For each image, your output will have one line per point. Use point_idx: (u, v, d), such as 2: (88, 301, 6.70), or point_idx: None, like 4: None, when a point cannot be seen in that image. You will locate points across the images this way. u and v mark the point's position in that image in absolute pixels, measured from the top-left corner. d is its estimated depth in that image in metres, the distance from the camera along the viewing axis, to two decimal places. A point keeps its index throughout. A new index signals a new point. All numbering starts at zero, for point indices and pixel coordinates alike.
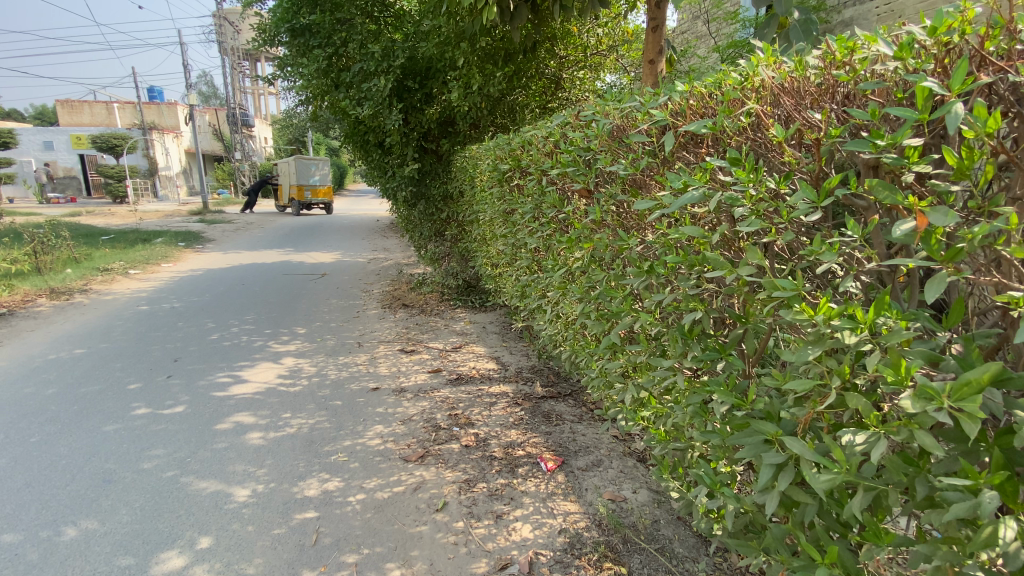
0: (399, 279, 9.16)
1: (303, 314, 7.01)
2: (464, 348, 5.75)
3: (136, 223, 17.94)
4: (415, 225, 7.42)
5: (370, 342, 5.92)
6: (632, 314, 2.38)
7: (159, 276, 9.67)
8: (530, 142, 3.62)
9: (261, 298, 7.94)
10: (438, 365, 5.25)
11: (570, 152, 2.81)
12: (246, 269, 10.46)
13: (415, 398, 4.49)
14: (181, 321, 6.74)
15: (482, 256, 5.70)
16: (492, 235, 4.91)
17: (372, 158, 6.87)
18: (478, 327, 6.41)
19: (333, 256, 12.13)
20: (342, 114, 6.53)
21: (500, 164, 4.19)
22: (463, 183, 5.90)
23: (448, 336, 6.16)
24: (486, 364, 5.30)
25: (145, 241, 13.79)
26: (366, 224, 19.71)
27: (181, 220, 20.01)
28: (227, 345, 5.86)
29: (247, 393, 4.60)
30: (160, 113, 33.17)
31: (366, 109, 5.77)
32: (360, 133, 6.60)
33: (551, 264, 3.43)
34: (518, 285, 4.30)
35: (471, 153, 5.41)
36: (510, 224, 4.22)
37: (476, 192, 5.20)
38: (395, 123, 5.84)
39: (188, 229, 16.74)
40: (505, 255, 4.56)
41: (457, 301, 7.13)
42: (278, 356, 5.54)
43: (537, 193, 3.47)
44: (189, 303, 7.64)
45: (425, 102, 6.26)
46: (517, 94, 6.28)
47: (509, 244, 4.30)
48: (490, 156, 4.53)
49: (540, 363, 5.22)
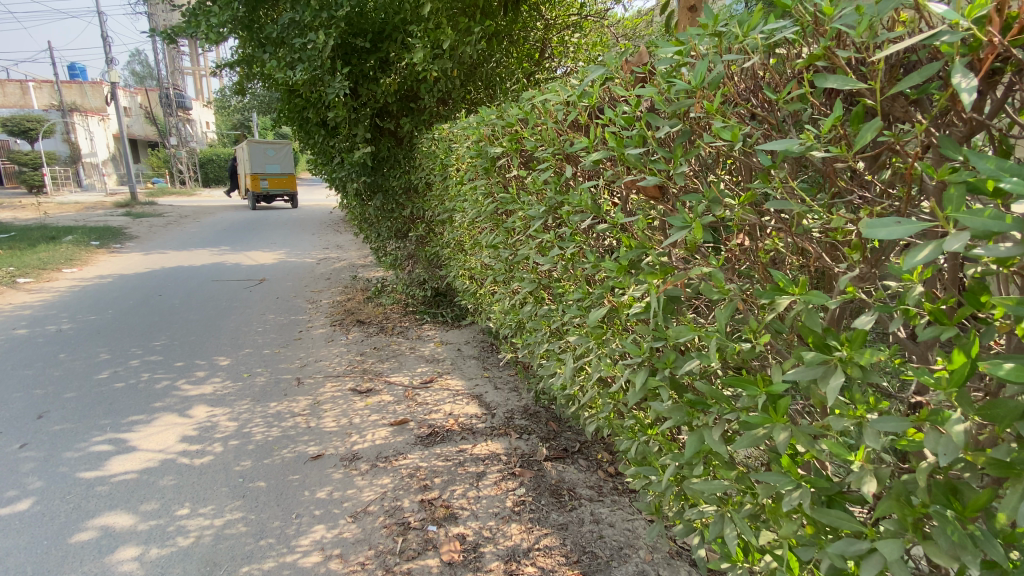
0: (353, 285, 7.78)
1: (230, 338, 5.59)
2: (435, 385, 4.53)
3: (45, 219, 15.51)
4: (371, 223, 6.10)
5: (314, 378, 4.61)
6: (783, 425, 1.25)
7: (55, 287, 7.92)
8: (541, 114, 2.43)
9: (179, 315, 6.42)
10: (404, 412, 4.01)
11: (634, 121, 1.64)
12: (168, 275, 8.78)
13: (371, 471, 3.25)
14: (66, 353, 5.20)
15: (458, 266, 4.47)
16: (475, 244, 3.70)
17: (315, 141, 5.53)
18: (450, 352, 5.26)
19: (276, 256, 10.58)
20: (272, 81, 5.14)
21: (488, 147, 2.99)
22: (431, 172, 4.65)
23: (414, 367, 4.91)
24: (465, 407, 4.12)
25: (50, 240, 11.76)
26: (318, 218, 17.97)
27: (105, 215, 17.62)
28: (120, 389, 4.42)
29: (131, 473, 3.25)
30: (83, 94, 29.84)
31: (300, 73, 4.42)
32: (298, 106, 5.21)
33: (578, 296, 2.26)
34: (514, 314, 3.14)
35: (444, 131, 4.20)
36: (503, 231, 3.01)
37: (450, 184, 3.97)
38: (341, 91, 4.52)
39: (109, 226, 14.59)
40: (494, 272, 3.36)
41: (426, 315, 6.07)
42: (187, 403, 4.16)
43: (554, 189, 2.29)
44: (84, 325, 6.05)
45: (381, 69, 4.95)
46: (496, 62, 5.10)
47: (501, 258, 3.12)
48: (472, 136, 3.29)
49: (535, 406, 4.07)
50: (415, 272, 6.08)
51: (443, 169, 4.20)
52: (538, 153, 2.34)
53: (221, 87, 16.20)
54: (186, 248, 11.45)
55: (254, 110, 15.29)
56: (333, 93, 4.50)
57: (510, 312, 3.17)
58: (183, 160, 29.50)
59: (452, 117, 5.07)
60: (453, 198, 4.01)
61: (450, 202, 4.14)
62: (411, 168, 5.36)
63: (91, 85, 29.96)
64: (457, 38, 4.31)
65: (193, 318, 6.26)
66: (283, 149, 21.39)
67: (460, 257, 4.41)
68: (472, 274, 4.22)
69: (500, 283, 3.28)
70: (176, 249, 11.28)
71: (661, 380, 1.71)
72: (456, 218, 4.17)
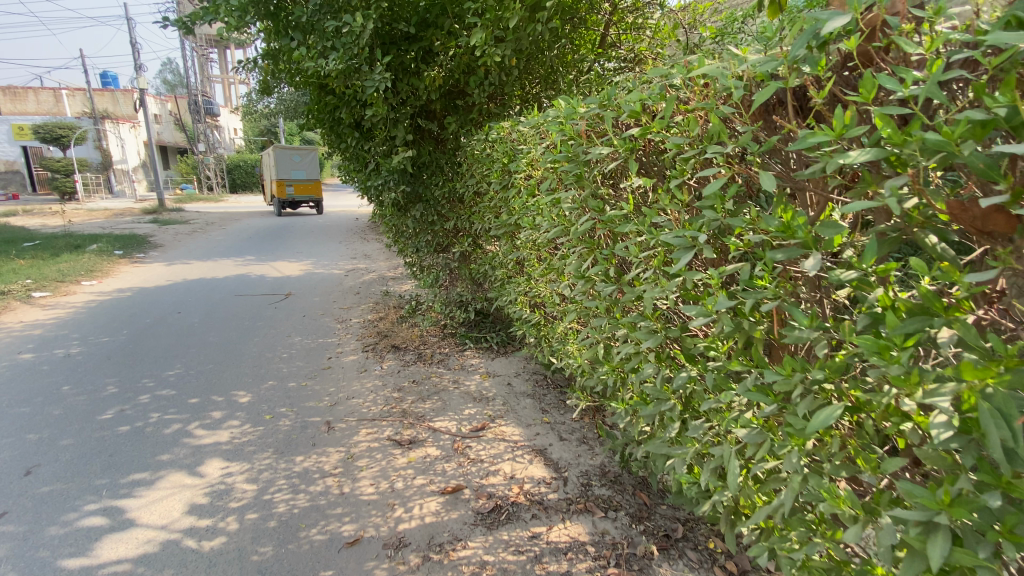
0: (384, 302, 7.10)
1: (253, 366, 4.94)
2: (488, 433, 3.77)
3: (71, 227, 15.24)
4: (408, 237, 5.41)
5: (346, 421, 3.91)
6: None
7: (71, 302, 7.42)
8: (692, 100, 1.69)
9: (198, 337, 5.81)
10: (455, 473, 3.27)
11: (987, 91, 0.93)
12: (189, 289, 8.24)
13: (423, 568, 2.52)
14: (70, 384, 4.62)
15: (517, 291, 3.72)
16: (550, 268, 2.95)
17: (347, 144, 4.88)
18: (501, 387, 4.51)
19: (302, 267, 10.00)
20: (302, 74, 4.50)
21: (584, 146, 2.24)
22: (485, 178, 3.93)
23: (460, 407, 4.16)
24: (529, 466, 3.36)
25: (75, 250, 11.40)
26: (344, 224, 17.46)
27: (130, 222, 17.35)
28: (124, 434, 3.78)
29: (125, 564, 2.58)
30: (115, 102, 30.08)
31: (334, 62, 3.74)
32: (330, 104, 4.54)
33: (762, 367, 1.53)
34: (612, 369, 2.38)
35: (504, 130, 3.48)
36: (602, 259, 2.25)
37: (514, 194, 3.23)
38: (381, 84, 3.83)
39: (135, 233, 14.27)
40: (578, 308, 2.61)
41: (468, 340, 5.36)
42: (200, 455, 3.50)
43: (716, 209, 1.54)
44: (95, 349, 5.48)
45: (424, 59, 4.25)
46: (558, 49, 4.37)
47: (594, 294, 2.38)
48: (554, 134, 2.55)
49: (616, 468, 3.30)
50: (456, 289, 5.40)
51: (502, 176, 3.48)
52: (692, 155, 1.61)
53: (249, 90, 15.77)
54: (210, 258, 10.96)
55: (282, 115, 14.85)
56: (371, 85, 3.83)
57: (604, 365, 2.42)
58: (210, 165, 29.54)
59: (505, 115, 4.34)
60: (518, 211, 3.26)
61: (512, 213, 3.40)
62: (458, 174, 4.65)
63: (123, 92, 30.21)
64: (523, 16, 3.58)
65: (213, 341, 5.65)
66: (308, 154, 21.01)
67: (522, 278, 3.66)
68: (540, 301, 3.47)
69: (589, 324, 2.54)
70: (200, 259, 10.79)
71: (986, 558, 0.98)
72: (519, 237, 3.42)
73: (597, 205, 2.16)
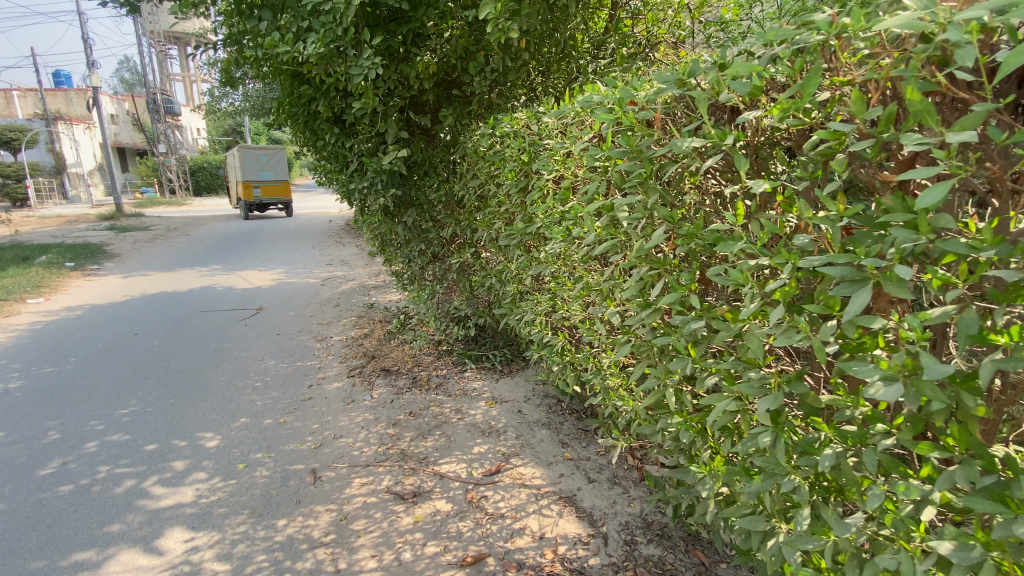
0: (368, 315, 6.47)
1: (222, 400, 4.27)
2: (505, 478, 3.21)
3: (15, 237, 13.94)
4: (396, 245, 4.81)
5: (335, 468, 3.32)
6: None
7: (10, 325, 6.53)
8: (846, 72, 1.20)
9: (159, 364, 5.08)
10: (474, 536, 2.72)
11: None
12: (148, 305, 7.41)
13: None
14: (1, 430, 3.86)
15: (532, 311, 3.18)
16: (586, 288, 2.41)
17: (326, 141, 4.25)
18: (511, 415, 3.98)
19: (274, 276, 9.24)
20: (271, 59, 3.85)
21: (655, 139, 1.71)
22: (493, 179, 3.38)
23: (467, 444, 3.60)
24: (559, 522, 2.83)
25: (18, 263, 10.32)
26: (317, 227, 16.60)
27: (84, 229, 16.09)
28: (65, 496, 3.09)
29: None
30: (66, 101, 28.26)
31: (313, 44, 3.13)
32: (305, 94, 3.90)
33: (969, 449, 1.11)
34: (686, 421, 1.88)
35: (517, 123, 2.95)
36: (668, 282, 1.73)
37: (536, 197, 2.67)
38: (370, 71, 3.22)
39: (89, 242, 13.14)
40: (632, 340, 2.09)
41: (467, 360, 4.81)
42: (158, 524, 2.85)
43: (910, 226, 1.07)
44: (35, 381, 4.70)
45: (414, 43, 3.66)
46: (568, 31, 3.84)
47: (662, 326, 1.88)
48: (600, 125, 2.02)
49: (662, 519, 2.80)
50: (452, 303, 4.84)
51: (516, 176, 2.92)
52: (861, 148, 1.13)
53: (211, 87, 14.77)
54: (173, 268, 10.05)
55: (246, 112, 13.90)
56: (354, 71, 3.23)
57: (675, 415, 1.91)
58: (172, 167, 28.06)
59: (509, 108, 3.80)
60: (540, 217, 2.71)
61: (529, 220, 2.85)
62: (455, 174, 4.08)
63: (75, 90, 28.41)
64: None
65: (176, 368, 4.94)
66: (276, 154, 20.04)
67: (541, 294, 3.12)
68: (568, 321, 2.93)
69: (646, 360, 2.03)
70: (161, 270, 9.88)
71: None
72: (540, 249, 2.88)
73: (675, 217, 1.65)
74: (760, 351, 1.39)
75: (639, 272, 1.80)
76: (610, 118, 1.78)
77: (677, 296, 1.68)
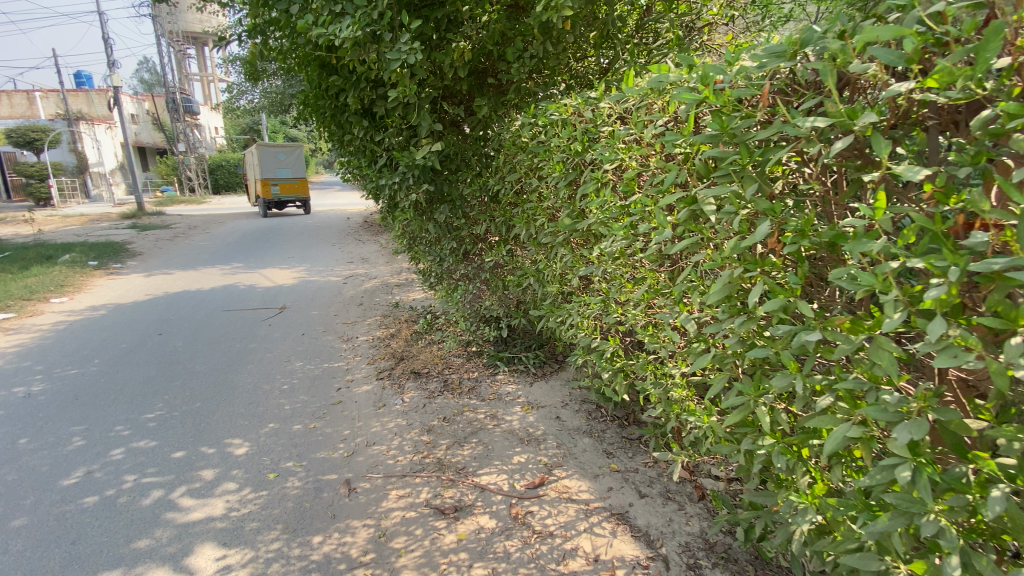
0: (393, 315, 6.29)
1: (249, 404, 4.13)
2: (550, 491, 2.99)
3: (40, 236, 14.08)
4: (426, 243, 4.62)
5: (370, 479, 3.14)
6: None
7: (35, 325, 6.50)
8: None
9: (183, 365, 4.97)
10: (524, 558, 2.52)
11: None
12: (171, 304, 7.34)
13: None
14: (26, 435, 3.76)
15: (579, 313, 2.95)
16: (652, 289, 2.18)
17: (355, 134, 4.07)
18: (550, 421, 3.77)
19: (295, 274, 9.13)
20: (299, 48, 3.68)
21: (754, 121, 1.50)
22: (535, 171, 3.16)
23: (506, 453, 3.39)
24: (613, 542, 2.62)
25: (44, 262, 10.38)
26: (336, 225, 16.51)
27: (108, 227, 16.24)
28: (91, 508, 2.96)
29: None
30: (89, 102, 28.63)
31: (346, 28, 2.94)
32: (335, 85, 3.72)
33: None
34: (782, 441, 1.67)
35: (565, 111, 2.74)
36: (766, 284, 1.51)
37: (591, 191, 2.44)
38: (407, 57, 3.03)
39: (112, 241, 13.20)
40: (712, 349, 1.87)
41: (499, 362, 4.59)
42: (187, 540, 2.70)
43: None
44: (61, 383, 4.62)
45: (450, 29, 3.45)
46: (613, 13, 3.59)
47: (754, 334, 1.66)
48: (678, 106, 1.80)
49: (726, 540, 2.56)
50: (483, 303, 4.62)
51: (565, 168, 2.70)
52: None
53: (230, 84, 14.73)
54: (195, 267, 10.02)
55: (265, 110, 13.84)
56: (389, 57, 3.03)
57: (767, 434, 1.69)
58: (191, 166, 28.27)
59: (549, 97, 3.56)
60: (593, 212, 2.48)
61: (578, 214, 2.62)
62: (489, 168, 3.86)
63: (97, 91, 28.77)
64: None
65: (201, 370, 4.82)
66: (295, 152, 20.02)
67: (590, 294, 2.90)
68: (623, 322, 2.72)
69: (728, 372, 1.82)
70: (183, 269, 9.83)
71: None
72: (592, 247, 2.65)
73: (779, 208, 1.44)
74: (892, 365, 1.22)
75: (728, 275, 1.56)
76: (697, 98, 1.58)
77: (781, 304, 1.46)
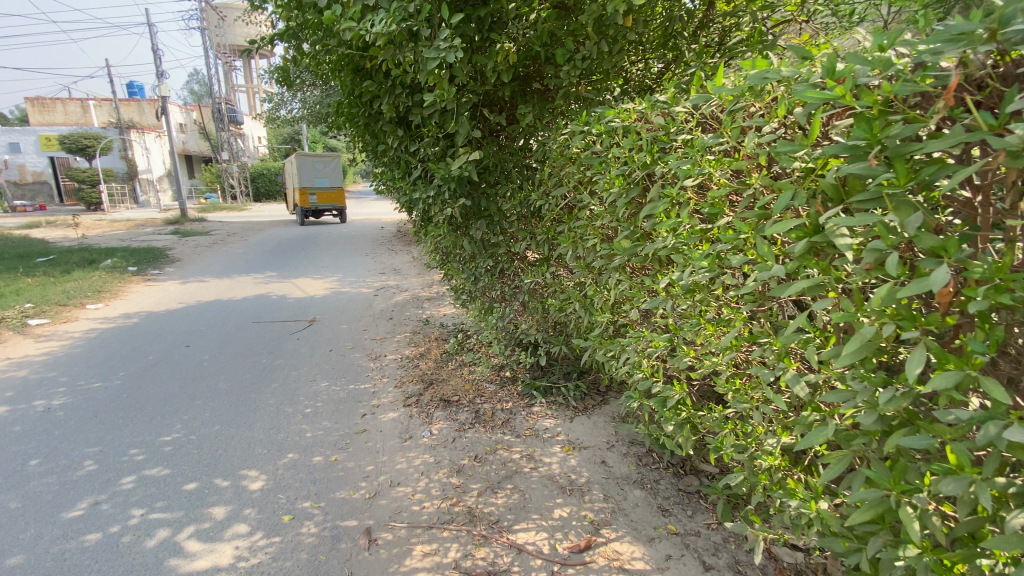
0: (422, 333, 5.96)
1: (268, 429, 3.85)
2: (598, 559, 2.59)
3: (85, 240, 14.44)
4: (460, 261, 4.27)
5: (393, 529, 2.79)
6: None
7: (68, 332, 6.46)
8: None
9: (206, 382, 4.76)
10: None
11: None
12: (201, 314, 7.24)
13: None
14: (38, 457, 3.57)
15: (636, 350, 2.54)
16: (739, 334, 1.76)
17: (388, 143, 3.78)
18: (594, 466, 3.36)
19: (326, 286, 8.95)
20: (332, 50, 3.42)
21: (919, 124, 1.15)
22: (588, 186, 2.77)
23: (546, 504, 2.99)
24: None
25: (85, 266, 10.54)
26: (369, 234, 16.46)
27: (150, 233, 16.62)
28: (91, 548, 2.70)
29: None
30: (141, 112, 29.82)
31: (380, 24, 2.63)
32: (368, 91, 3.44)
33: None
34: (939, 555, 1.27)
35: (627, 118, 2.36)
36: (929, 347, 1.14)
37: (660, 212, 2.04)
38: (445, 56, 2.70)
39: (153, 247, 13.43)
40: (832, 422, 1.47)
41: (536, 392, 4.19)
42: None
43: None
44: (83, 398, 4.46)
45: (494, 28, 3.13)
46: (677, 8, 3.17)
47: (905, 412, 1.27)
48: (795, 108, 1.42)
49: None
50: (520, 326, 4.24)
51: (625, 183, 2.31)
52: None
53: (270, 93, 14.89)
54: (228, 275, 9.99)
55: (304, 119, 13.90)
56: (426, 53, 2.71)
57: (916, 544, 1.29)
58: (233, 173, 29.02)
59: (601, 103, 3.18)
60: (662, 236, 2.08)
61: (641, 238, 2.23)
62: (532, 182, 3.49)
63: (148, 101, 29.94)
64: None
65: (224, 387, 4.60)
66: (331, 161, 20.18)
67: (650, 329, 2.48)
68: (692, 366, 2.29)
69: (851, 452, 1.42)
70: (217, 277, 9.81)
71: None
72: (658, 275, 2.25)
73: (957, 247, 1.09)
74: None
75: (872, 333, 1.20)
76: (830, 97, 1.26)
77: (959, 377, 1.09)
